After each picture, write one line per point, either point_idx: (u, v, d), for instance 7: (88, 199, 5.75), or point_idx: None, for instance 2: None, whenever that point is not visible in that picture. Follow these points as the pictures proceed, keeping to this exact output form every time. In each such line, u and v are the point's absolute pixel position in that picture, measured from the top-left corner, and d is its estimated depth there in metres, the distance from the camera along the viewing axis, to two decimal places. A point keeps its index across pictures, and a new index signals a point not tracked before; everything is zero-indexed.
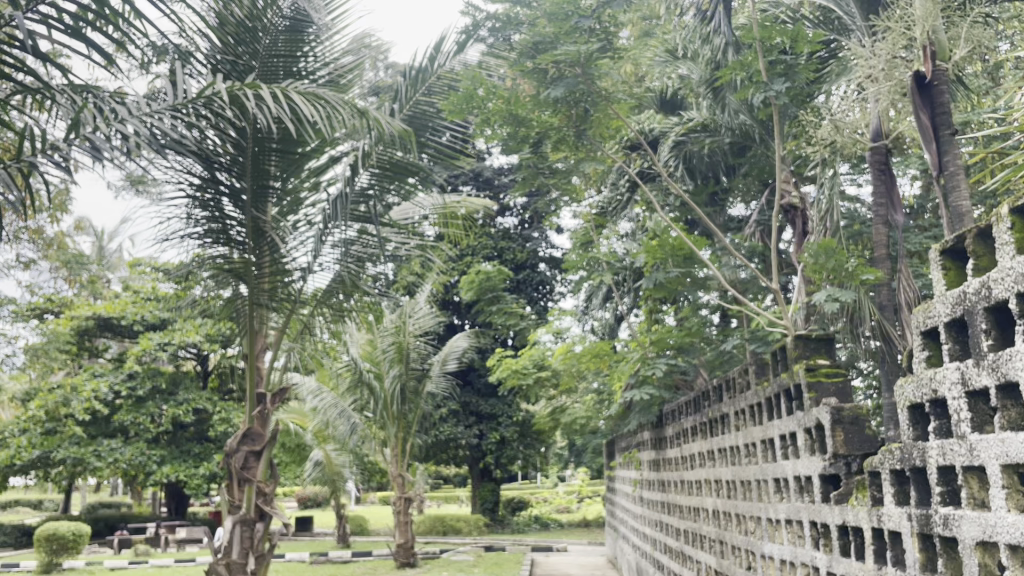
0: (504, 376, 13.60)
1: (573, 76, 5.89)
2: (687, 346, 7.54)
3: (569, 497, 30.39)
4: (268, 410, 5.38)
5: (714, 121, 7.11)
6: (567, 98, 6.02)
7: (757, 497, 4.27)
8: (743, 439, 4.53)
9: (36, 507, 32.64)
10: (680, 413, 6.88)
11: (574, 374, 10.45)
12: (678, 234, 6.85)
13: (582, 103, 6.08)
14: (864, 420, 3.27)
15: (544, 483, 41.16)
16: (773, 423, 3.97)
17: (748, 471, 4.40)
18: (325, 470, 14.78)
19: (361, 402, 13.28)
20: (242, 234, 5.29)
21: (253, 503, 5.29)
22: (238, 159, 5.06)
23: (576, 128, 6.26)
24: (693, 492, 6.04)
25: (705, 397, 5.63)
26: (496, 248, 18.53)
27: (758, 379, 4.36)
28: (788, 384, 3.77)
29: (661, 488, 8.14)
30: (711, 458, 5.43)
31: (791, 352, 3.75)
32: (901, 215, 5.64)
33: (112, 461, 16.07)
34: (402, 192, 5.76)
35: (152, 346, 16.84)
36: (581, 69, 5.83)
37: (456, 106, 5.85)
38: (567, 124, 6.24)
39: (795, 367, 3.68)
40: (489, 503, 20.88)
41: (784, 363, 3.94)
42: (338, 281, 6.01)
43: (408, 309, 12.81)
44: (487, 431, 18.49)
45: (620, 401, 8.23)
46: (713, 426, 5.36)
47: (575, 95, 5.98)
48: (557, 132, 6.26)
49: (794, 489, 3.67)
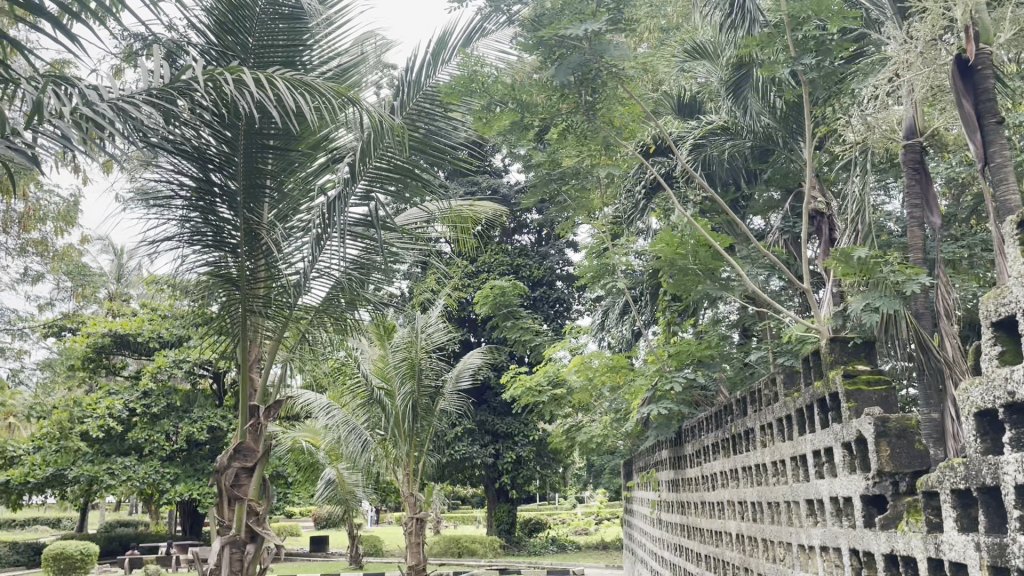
0: (519, 394, 13.18)
1: (580, 53, 5.37)
2: (708, 359, 7.17)
3: (587, 519, 29.78)
4: (261, 424, 5.09)
5: (735, 124, 6.80)
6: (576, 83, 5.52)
7: (786, 520, 3.88)
8: (771, 457, 4.15)
9: (55, 525, 32.57)
10: (700, 429, 6.50)
11: (591, 390, 10.08)
12: (699, 240, 6.52)
13: (591, 84, 5.55)
14: (912, 433, 2.89)
15: (562, 504, 40.51)
16: (805, 438, 3.59)
17: (777, 492, 4.02)
18: (338, 489, 14.96)
19: (373, 419, 12.96)
20: (235, 239, 5.03)
21: (244, 523, 4.97)
22: (232, 159, 4.81)
23: (586, 116, 5.76)
24: (714, 515, 5.65)
25: (728, 412, 5.27)
26: (512, 264, 18.20)
27: (788, 390, 3.99)
28: (822, 394, 3.41)
29: (680, 509, 7.73)
30: (734, 478, 5.06)
31: (826, 357, 3.39)
32: (938, 218, 5.10)
33: (125, 479, 15.78)
34: (405, 196, 5.46)
35: (167, 363, 16.54)
36: (589, 45, 5.32)
37: (456, 89, 5.46)
38: (576, 110, 5.77)
39: (829, 373, 3.32)
40: (506, 525, 20.39)
41: (818, 370, 3.58)
42: (339, 289, 5.73)
43: (420, 324, 12.50)
44: (502, 451, 18.09)
45: (638, 418, 7.86)
46: (736, 442, 4.99)
47: (589, 82, 5.51)
48: (564, 121, 5.82)
49: (830, 513, 3.29)
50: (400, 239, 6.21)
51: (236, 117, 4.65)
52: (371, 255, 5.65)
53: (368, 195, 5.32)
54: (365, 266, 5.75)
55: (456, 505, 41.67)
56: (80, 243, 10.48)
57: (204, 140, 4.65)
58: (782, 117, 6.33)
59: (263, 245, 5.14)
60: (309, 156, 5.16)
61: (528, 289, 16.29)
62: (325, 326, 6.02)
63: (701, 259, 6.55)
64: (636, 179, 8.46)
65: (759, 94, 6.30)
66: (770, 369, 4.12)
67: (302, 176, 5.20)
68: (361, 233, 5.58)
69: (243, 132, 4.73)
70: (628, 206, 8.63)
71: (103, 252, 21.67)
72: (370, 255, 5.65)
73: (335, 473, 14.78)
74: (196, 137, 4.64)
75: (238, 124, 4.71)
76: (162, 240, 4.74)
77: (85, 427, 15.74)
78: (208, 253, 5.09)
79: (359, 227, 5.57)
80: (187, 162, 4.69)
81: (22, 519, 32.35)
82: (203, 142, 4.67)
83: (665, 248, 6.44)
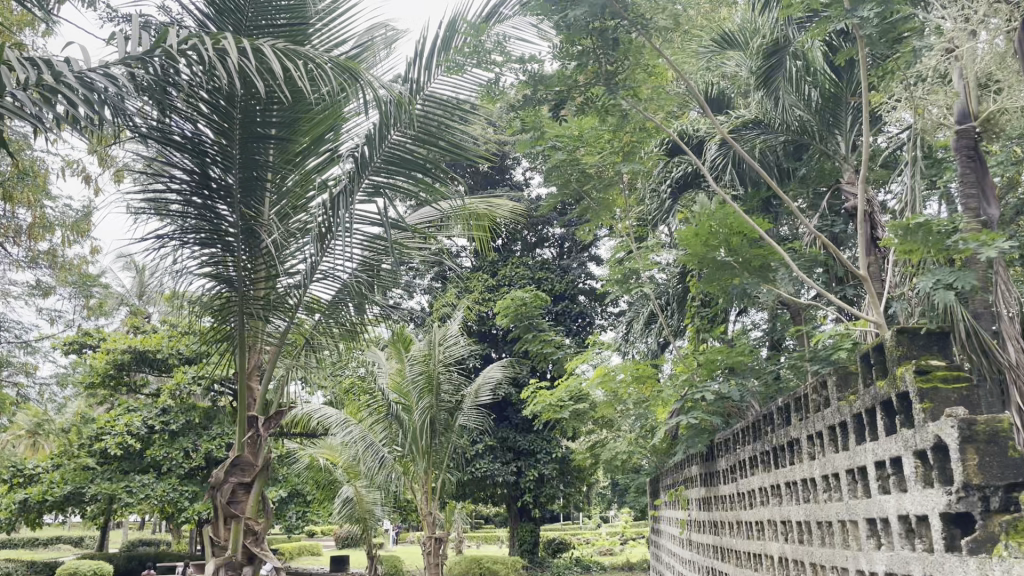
0: (541, 409, 12.69)
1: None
2: (741, 367, 6.77)
3: (612, 539, 29.17)
4: (261, 436, 4.77)
5: (768, 117, 6.44)
6: (591, 26, 5.27)
7: (841, 543, 3.46)
8: (820, 470, 3.73)
9: (78, 543, 32.39)
10: (735, 441, 6.06)
11: (615, 401, 9.65)
12: (732, 238, 6.13)
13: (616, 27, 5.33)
14: (1004, 439, 2.49)
15: (587, 523, 39.81)
16: (865, 448, 3.17)
17: (828, 511, 3.59)
18: (356, 508, 14.21)
19: (392, 436, 12.58)
20: (233, 236, 4.68)
21: (241, 544, 4.61)
22: (227, 150, 4.46)
23: (606, 84, 5.61)
24: (752, 535, 5.21)
25: (768, 421, 4.85)
26: (534, 278, 17.73)
27: (841, 393, 3.57)
28: (888, 395, 3.00)
29: (713, 529, 7.28)
30: (776, 495, 4.64)
31: (893, 352, 3.02)
32: (996, 206, 4.57)
33: (143, 497, 15.23)
34: (416, 194, 5.10)
35: (186, 380, 15.91)
36: None
37: (456, 61, 5.05)
38: (597, 81, 5.65)
39: (898, 370, 2.91)
40: (529, 545, 19.79)
41: (881, 368, 3.17)
42: (345, 291, 5.39)
43: (438, 337, 12.13)
44: (525, 469, 17.58)
45: (666, 430, 7.45)
46: (778, 455, 4.56)
47: (608, 45, 5.44)
48: (582, 91, 5.77)
49: (900, 534, 2.87)
50: (411, 240, 5.87)
51: (234, 104, 4.33)
52: (379, 256, 5.35)
53: (375, 192, 4.98)
54: (372, 267, 5.40)
55: (479, 524, 41.14)
56: (92, 255, 10.16)
57: (200, 130, 4.34)
58: (817, 110, 6.15)
59: (261, 243, 4.80)
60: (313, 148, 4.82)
61: (549, 301, 15.88)
62: (331, 332, 5.70)
63: (733, 249, 6.20)
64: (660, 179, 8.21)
65: (793, 83, 6.01)
66: (821, 370, 3.69)
67: (305, 170, 4.86)
68: (368, 232, 5.27)
69: (239, 119, 4.37)
70: (654, 208, 8.34)
71: (125, 269, 21.39)
72: (376, 256, 5.35)
73: (353, 491, 14.06)
74: (192, 126, 4.33)
75: (234, 111, 4.36)
76: (151, 238, 4.40)
77: (103, 444, 15.39)
78: (206, 254, 4.75)
79: (367, 227, 5.24)
80: (181, 153, 4.37)
81: (44, 538, 32.28)
82: (198, 131, 4.35)
83: (694, 238, 6.09)
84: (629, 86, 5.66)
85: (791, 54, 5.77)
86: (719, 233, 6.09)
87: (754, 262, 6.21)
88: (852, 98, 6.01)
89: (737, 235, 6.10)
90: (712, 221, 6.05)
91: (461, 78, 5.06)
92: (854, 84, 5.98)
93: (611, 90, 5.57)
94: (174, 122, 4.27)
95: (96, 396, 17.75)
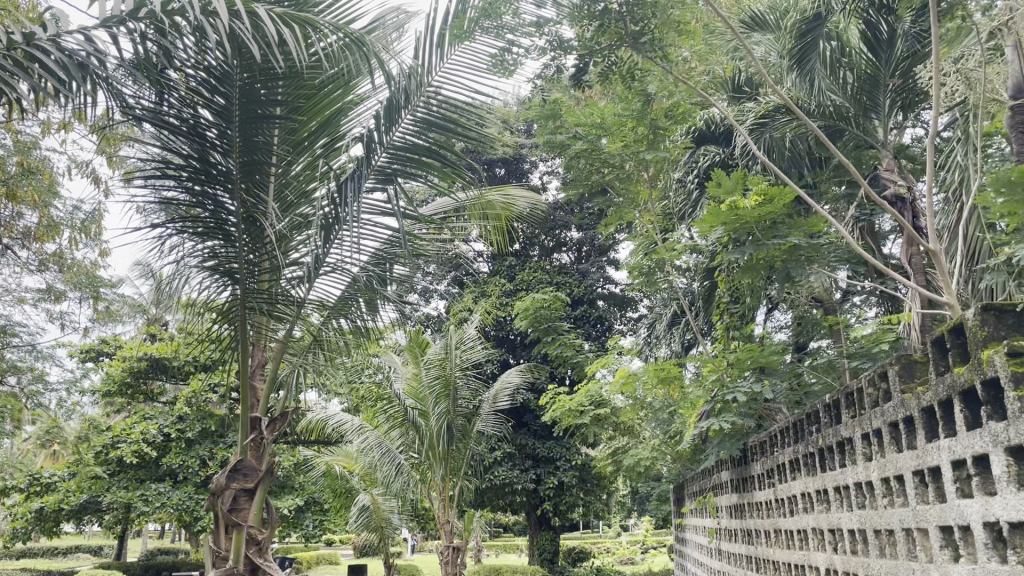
0: (561, 415, 12.18)
1: None
2: (773, 368, 6.43)
3: (633, 548, 28.75)
4: (265, 439, 4.48)
5: (800, 101, 6.14)
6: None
7: (906, 554, 3.11)
8: (878, 474, 3.40)
9: (97, 553, 32.38)
10: (771, 442, 5.70)
11: (641, 406, 9.29)
12: (768, 223, 5.80)
13: None
14: None
15: (606, 533, 39.30)
16: (941, 445, 2.81)
17: (891, 518, 3.24)
18: (372, 516, 13.87)
19: (408, 442, 12.28)
20: (235, 227, 4.39)
21: (243, 554, 4.30)
22: (227, 134, 4.16)
23: (634, 40, 5.32)
24: (794, 544, 4.86)
25: (813, 421, 4.51)
26: (552, 282, 17.23)
27: (905, 384, 3.22)
28: (969, 382, 2.64)
29: (746, 538, 6.89)
30: (821, 501, 4.29)
31: (975, 335, 2.66)
32: None
33: (159, 505, 14.69)
34: (431, 179, 4.79)
35: (202, 386, 15.71)
36: None
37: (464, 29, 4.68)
38: (622, 40, 5.39)
39: (985, 353, 2.52)
40: (548, 554, 19.08)
41: (961, 353, 2.81)
42: (354, 287, 5.10)
43: (454, 341, 11.83)
44: (544, 476, 17.17)
45: (695, 434, 7.09)
46: (825, 457, 4.22)
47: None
48: (604, 54, 5.50)
49: (989, 546, 2.51)
50: (425, 231, 5.58)
51: (231, 83, 4.04)
52: (392, 249, 5.17)
53: (386, 179, 4.68)
54: (382, 258, 5.20)
55: (497, 533, 40.62)
56: (103, 257, 9.90)
57: (197, 114, 4.05)
58: (852, 94, 5.89)
59: (265, 235, 4.51)
60: (322, 130, 4.54)
61: (566, 304, 15.56)
62: (341, 330, 5.41)
63: (763, 232, 5.84)
64: (686, 170, 8.07)
65: (828, 65, 5.74)
66: (881, 360, 3.33)
67: (313, 157, 4.61)
68: (379, 223, 4.97)
69: (239, 99, 4.08)
70: (680, 202, 8.20)
71: None
72: (389, 249, 5.18)
73: (369, 499, 13.74)
74: (189, 109, 4.04)
75: (234, 92, 4.07)
76: (146, 230, 4.13)
77: (118, 452, 15.03)
78: (207, 248, 4.47)
79: (378, 218, 4.93)
80: (178, 139, 4.09)
81: (64, 547, 32.31)
82: (195, 113, 4.06)
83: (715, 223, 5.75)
84: (656, 46, 5.35)
85: (826, 30, 5.46)
86: (745, 216, 5.73)
87: (792, 252, 5.87)
88: (889, 80, 5.75)
89: (766, 216, 5.73)
90: (737, 202, 5.69)
91: (469, 51, 4.71)
92: (892, 64, 5.71)
93: (639, 50, 5.26)
94: (171, 105, 4.00)
95: (114, 404, 17.51)
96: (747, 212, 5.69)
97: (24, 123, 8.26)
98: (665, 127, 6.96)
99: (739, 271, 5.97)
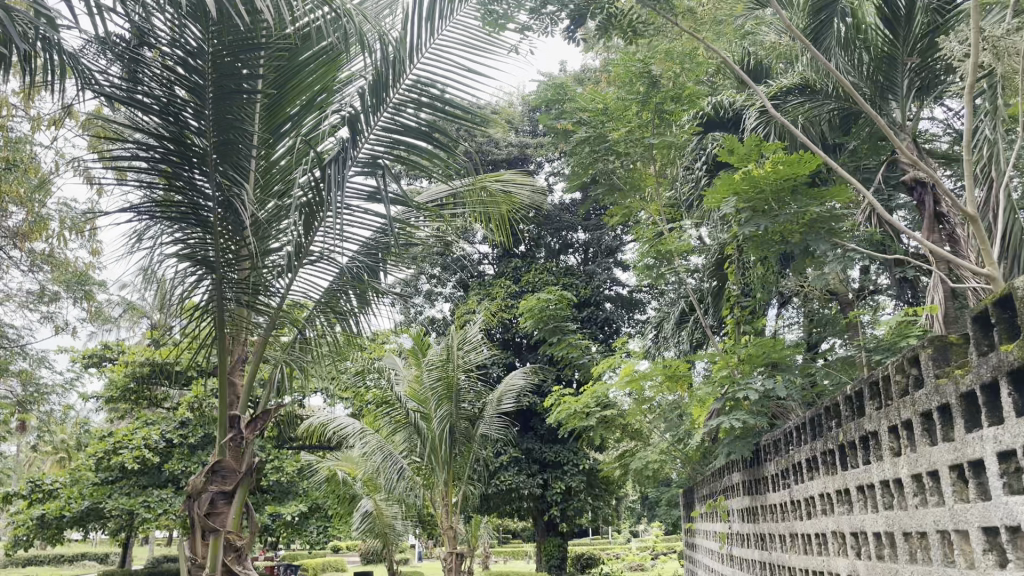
0: (567, 418, 11.87)
1: None
2: (787, 363, 6.13)
3: (645, 556, 28.34)
4: (244, 438, 4.21)
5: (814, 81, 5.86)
6: None
7: (942, 558, 2.82)
8: (909, 469, 3.10)
9: (103, 561, 32.14)
10: (786, 441, 5.39)
11: (650, 405, 8.97)
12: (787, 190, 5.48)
13: None
14: None
15: (617, 541, 38.94)
16: (987, 436, 2.52)
17: (925, 518, 2.95)
18: (376, 521, 13.56)
19: (412, 445, 11.97)
20: (212, 213, 4.11)
21: (220, 561, 4.04)
22: (204, 112, 3.87)
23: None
24: (812, 549, 4.55)
25: (832, 417, 4.22)
26: (558, 283, 16.93)
27: (939, 368, 2.93)
28: (1017, 361, 2.34)
29: (760, 543, 6.58)
30: (843, 502, 3.99)
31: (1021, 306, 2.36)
32: None
33: (162, 512, 14.37)
34: (425, 164, 4.50)
35: (205, 391, 15.41)
36: None
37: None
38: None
39: None
40: (556, 560, 18.56)
41: (1007, 329, 2.51)
42: (341, 278, 4.84)
43: (456, 341, 11.52)
44: (551, 481, 16.83)
45: (706, 434, 6.78)
46: (846, 455, 3.92)
47: None
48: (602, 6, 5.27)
49: None
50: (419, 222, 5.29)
51: (205, 57, 3.75)
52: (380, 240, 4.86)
53: (374, 163, 4.40)
54: (371, 248, 4.88)
55: (506, 541, 40.26)
56: (97, 253, 9.61)
57: (172, 92, 3.76)
58: (869, 73, 5.64)
59: (244, 223, 4.21)
60: (307, 108, 4.28)
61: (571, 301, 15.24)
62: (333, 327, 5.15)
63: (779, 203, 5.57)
64: (695, 158, 7.78)
65: (843, 45, 5.49)
66: (913, 342, 3.05)
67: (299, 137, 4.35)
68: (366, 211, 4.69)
69: (214, 73, 3.78)
70: (687, 191, 7.93)
71: None
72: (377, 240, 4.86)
73: (372, 505, 13.45)
74: (164, 87, 3.76)
75: (208, 66, 3.76)
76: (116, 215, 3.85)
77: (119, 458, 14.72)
78: (183, 237, 4.18)
79: (365, 205, 4.64)
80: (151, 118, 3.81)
81: (71, 556, 32.15)
82: (170, 91, 3.77)
83: (728, 191, 5.49)
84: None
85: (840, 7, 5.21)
86: (760, 181, 5.43)
87: (812, 217, 5.52)
88: (908, 59, 5.51)
89: (782, 185, 5.46)
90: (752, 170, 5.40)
91: (461, 27, 4.42)
92: (911, 43, 5.46)
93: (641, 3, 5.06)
94: (142, 81, 3.72)
95: (117, 410, 17.23)
96: (761, 176, 5.39)
97: (14, 120, 8.09)
98: (672, 108, 6.70)
99: (754, 243, 5.66)
